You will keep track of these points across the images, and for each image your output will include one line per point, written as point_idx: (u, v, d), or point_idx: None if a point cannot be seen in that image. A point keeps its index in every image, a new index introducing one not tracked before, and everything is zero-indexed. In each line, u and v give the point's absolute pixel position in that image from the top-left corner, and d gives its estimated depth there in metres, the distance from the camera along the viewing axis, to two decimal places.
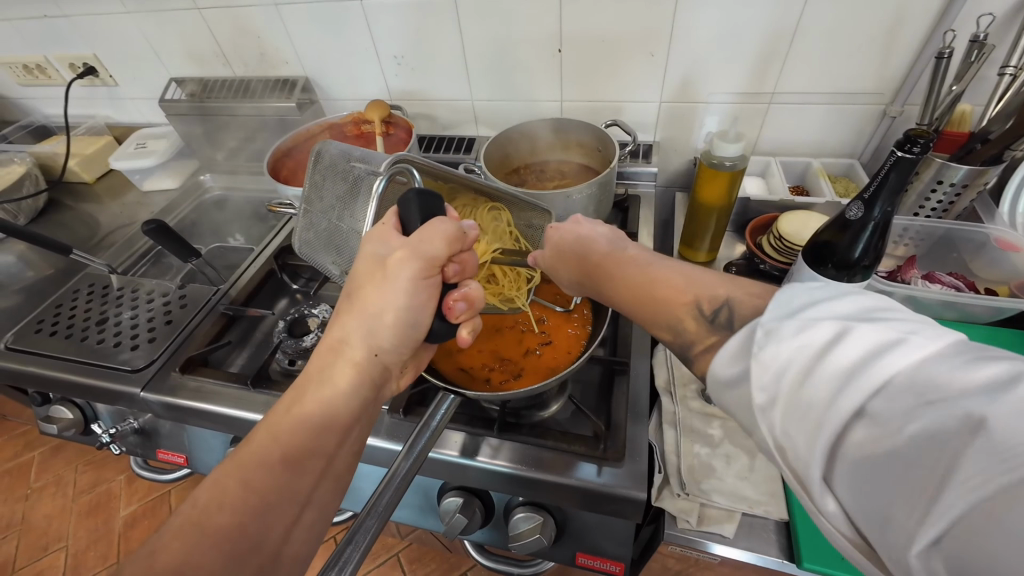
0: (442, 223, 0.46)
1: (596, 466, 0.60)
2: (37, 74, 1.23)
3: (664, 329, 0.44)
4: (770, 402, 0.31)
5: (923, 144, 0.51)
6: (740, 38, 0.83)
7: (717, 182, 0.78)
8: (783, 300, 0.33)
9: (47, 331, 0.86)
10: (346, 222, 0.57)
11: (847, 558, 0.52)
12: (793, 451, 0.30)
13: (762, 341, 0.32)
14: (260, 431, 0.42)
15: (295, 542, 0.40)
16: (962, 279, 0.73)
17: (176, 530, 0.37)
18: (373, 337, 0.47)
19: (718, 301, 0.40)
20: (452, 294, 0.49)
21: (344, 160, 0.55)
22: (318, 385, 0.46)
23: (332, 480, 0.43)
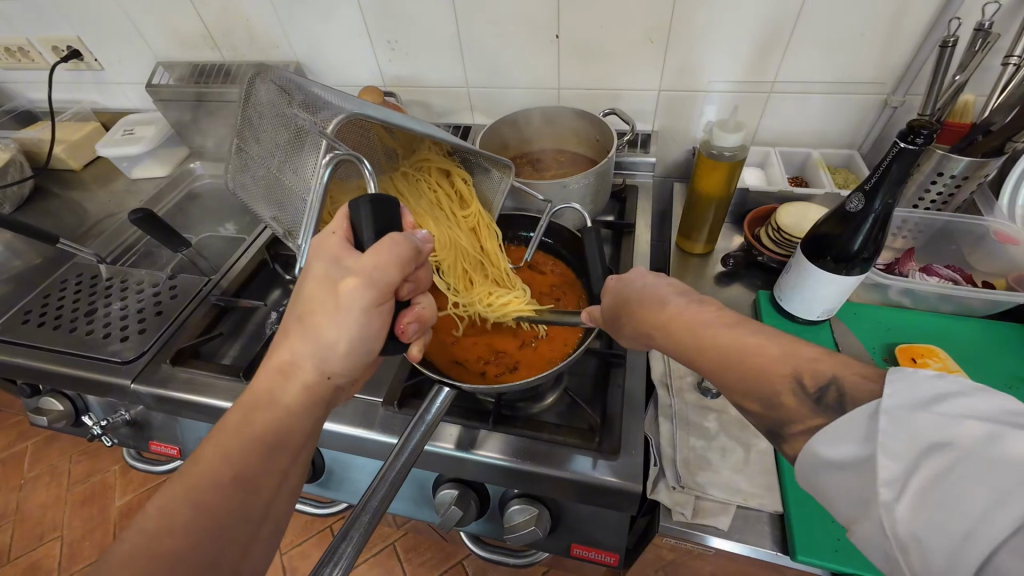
0: (395, 243, 0.45)
1: (592, 459, 0.60)
2: (20, 56, 1.19)
3: (753, 399, 0.40)
4: (898, 497, 0.30)
5: (926, 135, 0.50)
6: (742, 24, 0.81)
7: (716, 173, 0.77)
8: (905, 387, 0.32)
9: (34, 322, 0.85)
10: (290, 172, 0.56)
11: (842, 550, 0.52)
12: (921, 554, 0.28)
13: (889, 432, 0.31)
14: (208, 453, 0.41)
15: (253, 556, 0.40)
16: (959, 271, 0.73)
17: (127, 555, 0.36)
18: (326, 362, 0.46)
19: (822, 376, 0.36)
20: (405, 316, 0.50)
21: (283, 103, 0.53)
22: (268, 407, 0.44)
23: (288, 494, 0.43)
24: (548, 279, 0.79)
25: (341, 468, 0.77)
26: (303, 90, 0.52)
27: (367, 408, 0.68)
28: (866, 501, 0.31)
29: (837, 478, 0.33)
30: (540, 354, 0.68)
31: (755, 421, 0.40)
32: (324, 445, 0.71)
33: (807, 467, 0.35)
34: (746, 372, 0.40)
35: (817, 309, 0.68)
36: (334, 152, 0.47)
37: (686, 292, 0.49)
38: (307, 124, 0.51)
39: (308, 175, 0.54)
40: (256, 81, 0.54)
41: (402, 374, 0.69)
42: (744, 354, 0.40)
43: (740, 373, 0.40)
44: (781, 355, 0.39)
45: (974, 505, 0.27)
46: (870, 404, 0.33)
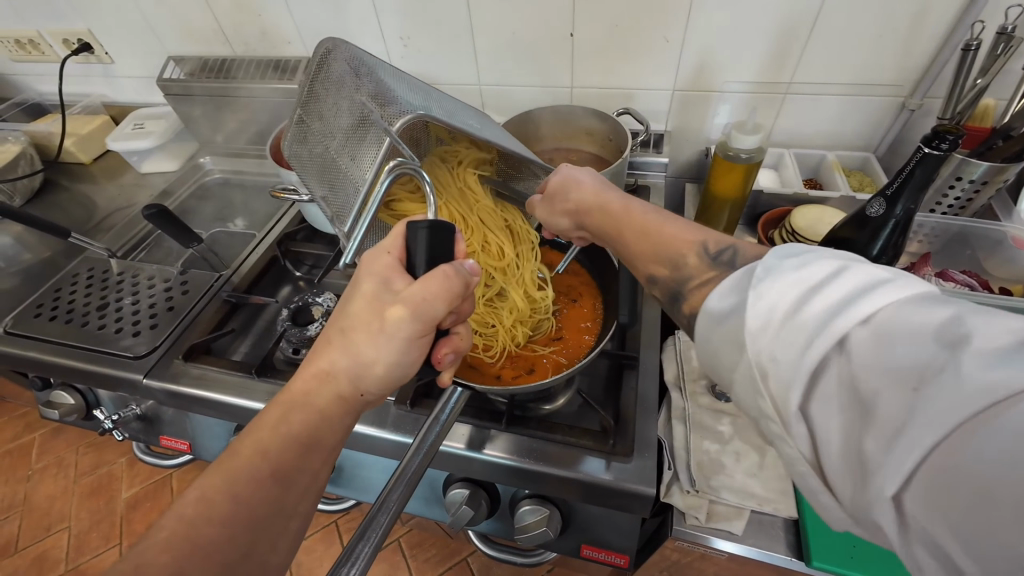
0: (447, 276, 0.45)
1: (604, 461, 0.60)
2: (30, 49, 1.19)
3: (662, 264, 0.43)
4: (761, 325, 0.30)
5: (952, 140, 0.51)
6: (760, 24, 0.80)
7: (732, 175, 0.77)
8: (783, 248, 0.34)
9: (47, 316, 0.85)
10: (347, 158, 0.52)
11: (856, 556, 0.52)
12: (775, 375, 0.29)
13: (761, 276, 0.32)
14: (246, 445, 0.42)
15: (280, 554, 0.40)
16: (975, 277, 0.73)
17: (161, 543, 0.36)
18: (361, 378, 0.46)
19: (724, 244, 0.41)
20: (444, 346, 0.50)
21: (354, 88, 0.52)
22: (303, 407, 0.44)
23: (317, 492, 0.44)
24: (569, 279, 0.80)
25: (352, 465, 0.77)
26: (374, 78, 0.53)
27: (378, 408, 0.68)
28: (737, 343, 0.32)
29: (720, 328, 0.34)
30: (554, 361, 0.68)
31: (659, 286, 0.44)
32: None
33: (703, 329, 0.35)
34: (664, 244, 0.44)
35: None
36: (397, 160, 0.47)
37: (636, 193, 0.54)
38: (374, 112, 0.51)
39: (369, 165, 0.52)
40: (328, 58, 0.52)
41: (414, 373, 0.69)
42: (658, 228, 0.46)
43: (655, 243, 0.45)
44: (694, 230, 0.44)
45: (824, 320, 0.28)
46: (743, 270, 0.35)
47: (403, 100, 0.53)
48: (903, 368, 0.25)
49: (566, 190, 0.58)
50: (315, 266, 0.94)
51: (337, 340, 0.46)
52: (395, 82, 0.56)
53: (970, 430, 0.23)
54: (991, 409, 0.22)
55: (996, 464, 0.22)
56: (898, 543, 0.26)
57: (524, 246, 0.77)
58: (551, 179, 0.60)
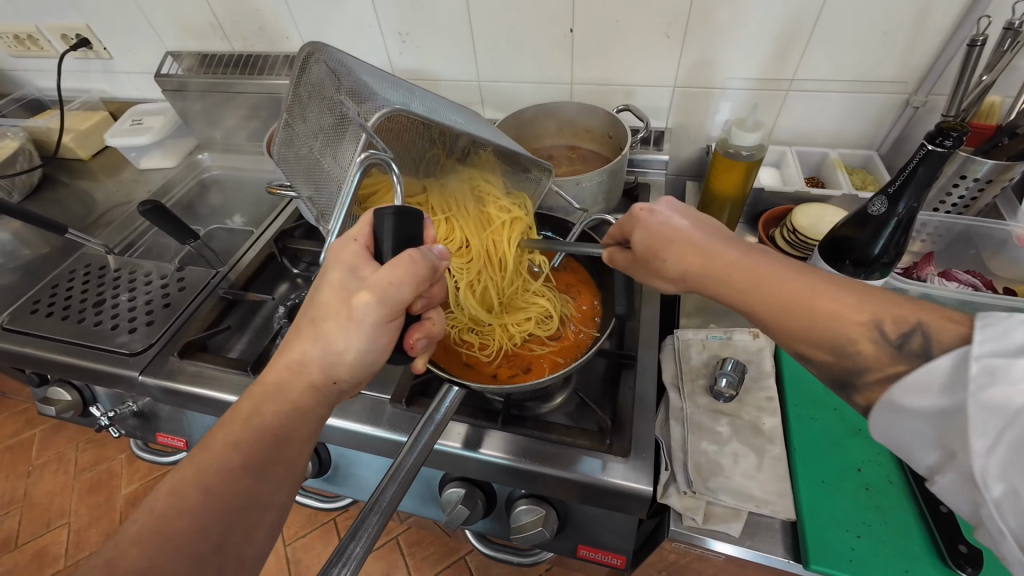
0: (412, 262, 0.45)
1: (600, 462, 0.59)
2: (29, 45, 1.19)
3: (824, 350, 0.43)
4: (991, 448, 0.32)
5: (956, 138, 0.50)
6: (762, 20, 0.79)
7: (733, 173, 0.76)
8: (1000, 336, 0.33)
9: (44, 312, 0.85)
10: (330, 157, 0.53)
11: (856, 560, 0.51)
12: (1011, 500, 0.32)
13: (981, 383, 0.33)
14: (218, 438, 0.42)
15: (255, 545, 0.40)
16: (979, 277, 0.72)
17: (134, 536, 0.37)
18: (333, 366, 0.46)
19: (905, 324, 0.39)
20: (414, 332, 0.49)
21: (331, 86, 0.51)
22: (276, 398, 0.45)
23: (294, 483, 0.44)
24: (569, 278, 0.79)
25: (348, 464, 0.77)
26: (353, 77, 0.52)
27: (373, 405, 0.67)
28: (954, 450, 0.35)
29: (919, 425, 0.37)
30: (551, 359, 0.68)
31: (819, 367, 0.44)
32: (330, 442, 0.71)
33: (888, 417, 0.39)
34: (815, 321, 0.43)
35: None
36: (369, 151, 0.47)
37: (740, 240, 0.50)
38: (351, 109, 0.49)
39: (350, 162, 0.52)
40: (308, 57, 0.50)
41: (410, 372, 0.68)
42: (815, 299, 0.43)
43: (815, 320, 0.42)
44: (856, 304, 0.42)
45: None
46: (951, 356, 0.36)
47: (381, 97, 0.52)
48: None
49: (666, 244, 0.52)
50: (313, 263, 0.94)
51: (312, 335, 0.46)
52: (376, 81, 0.55)
53: None
54: None
55: None
56: None
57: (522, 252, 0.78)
58: (639, 239, 0.55)
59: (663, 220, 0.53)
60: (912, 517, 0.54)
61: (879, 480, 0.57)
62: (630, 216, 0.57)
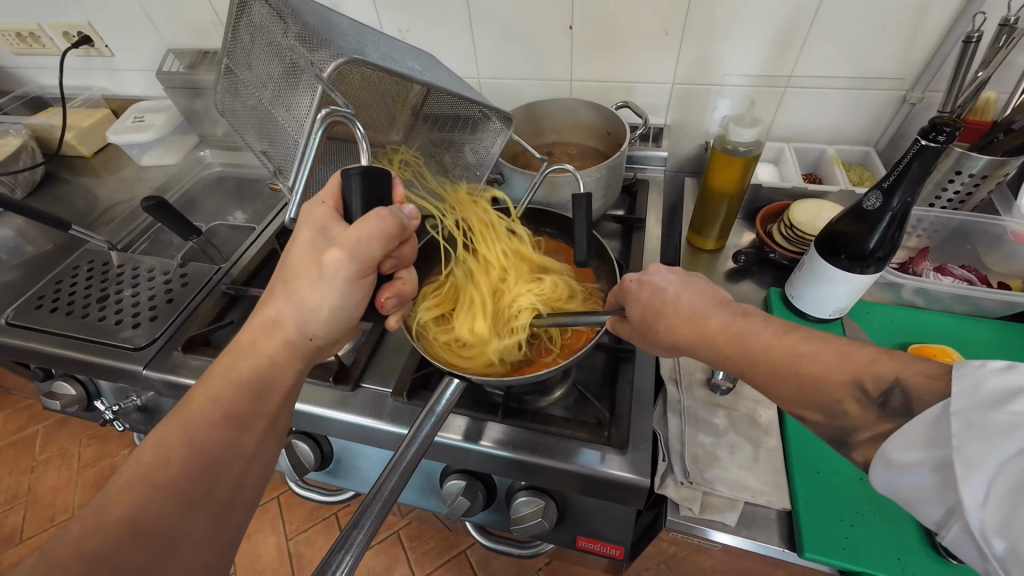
0: (381, 219, 0.45)
1: (599, 452, 0.60)
2: (31, 42, 1.20)
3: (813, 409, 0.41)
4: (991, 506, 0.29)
5: (949, 133, 0.50)
6: (762, 16, 0.79)
7: (731, 168, 0.77)
8: (973, 387, 0.32)
9: (49, 307, 0.86)
10: (282, 109, 0.55)
11: (850, 549, 0.52)
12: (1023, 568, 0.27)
13: (962, 434, 0.31)
14: (197, 395, 0.45)
15: (245, 493, 0.44)
16: (975, 272, 0.72)
17: (122, 486, 0.38)
18: (308, 324, 0.48)
19: (884, 379, 0.38)
20: (385, 292, 0.50)
21: (276, 30, 0.50)
22: (251, 354, 0.47)
23: (275, 436, 0.47)
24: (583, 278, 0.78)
25: (350, 457, 0.78)
26: (299, 15, 0.49)
27: (375, 398, 0.68)
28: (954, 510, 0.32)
29: (913, 481, 0.34)
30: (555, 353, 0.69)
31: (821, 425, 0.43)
32: (330, 434, 0.72)
33: (886, 477, 0.36)
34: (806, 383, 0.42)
35: (828, 308, 0.68)
36: (329, 109, 0.47)
37: (731, 303, 0.50)
38: (301, 57, 0.49)
39: (305, 114, 0.54)
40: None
41: (411, 365, 0.69)
42: (801, 361, 0.42)
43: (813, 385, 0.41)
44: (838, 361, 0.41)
45: None
46: (938, 405, 0.34)
47: (335, 43, 0.51)
48: None
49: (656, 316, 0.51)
50: None
51: (283, 290, 0.48)
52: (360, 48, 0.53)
53: None
54: None
55: None
56: None
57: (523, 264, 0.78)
58: (633, 311, 0.53)
59: (652, 290, 0.52)
60: (908, 507, 0.55)
61: None
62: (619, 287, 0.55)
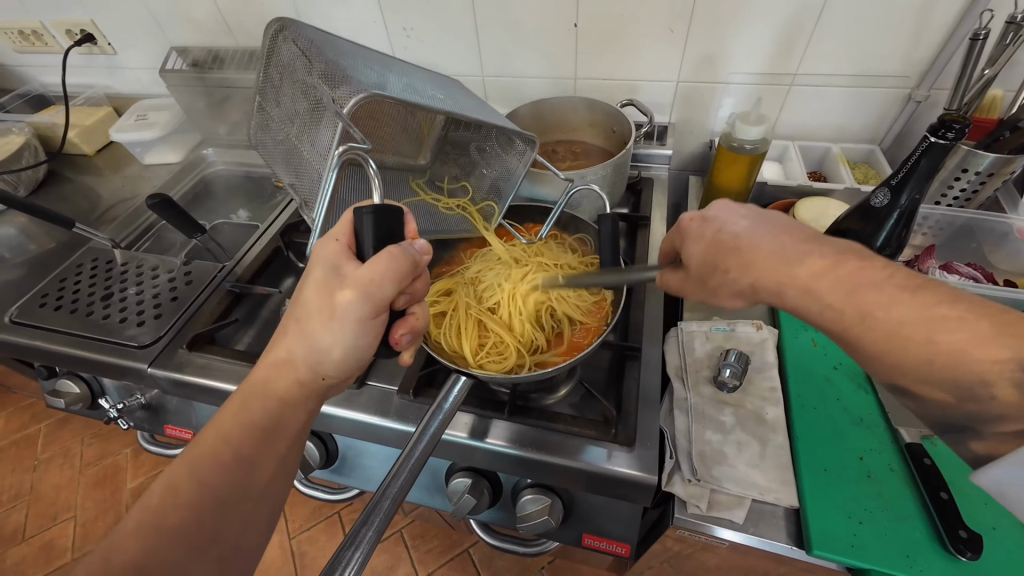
0: (391, 257, 0.43)
1: (605, 451, 0.60)
2: (34, 40, 1.19)
3: None
4: None
5: (958, 130, 0.51)
6: (767, 14, 0.79)
7: (737, 166, 0.77)
8: None
9: (53, 306, 0.85)
10: (307, 145, 0.54)
11: (858, 545, 0.52)
12: None
13: None
14: (208, 435, 0.45)
15: (250, 534, 0.43)
16: (981, 270, 0.72)
17: (130, 531, 0.40)
18: (319, 363, 0.46)
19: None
20: (398, 328, 0.48)
21: (302, 68, 0.51)
22: (264, 394, 0.46)
23: (284, 475, 0.47)
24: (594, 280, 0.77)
25: (355, 455, 0.77)
26: (324, 54, 0.50)
27: (381, 396, 0.68)
28: None
29: None
30: (571, 341, 0.70)
31: None
32: (336, 431, 0.71)
33: None
34: None
35: None
36: (345, 146, 0.48)
37: (813, 238, 0.46)
38: (323, 94, 0.49)
39: (328, 148, 0.52)
40: (277, 37, 0.49)
41: (416, 363, 0.69)
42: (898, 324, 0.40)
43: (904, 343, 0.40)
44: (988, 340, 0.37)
45: None
46: None
47: (355, 78, 0.51)
48: None
49: (722, 260, 0.48)
50: None
51: (297, 333, 0.46)
52: (353, 59, 0.54)
53: None
54: None
55: None
56: None
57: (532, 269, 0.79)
58: (693, 253, 0.51)
59: (718, 228, 0.50)
60: (915, 506, 0.55)
61: (881, 468, 0.58)
62: (679, 231, 0.54)
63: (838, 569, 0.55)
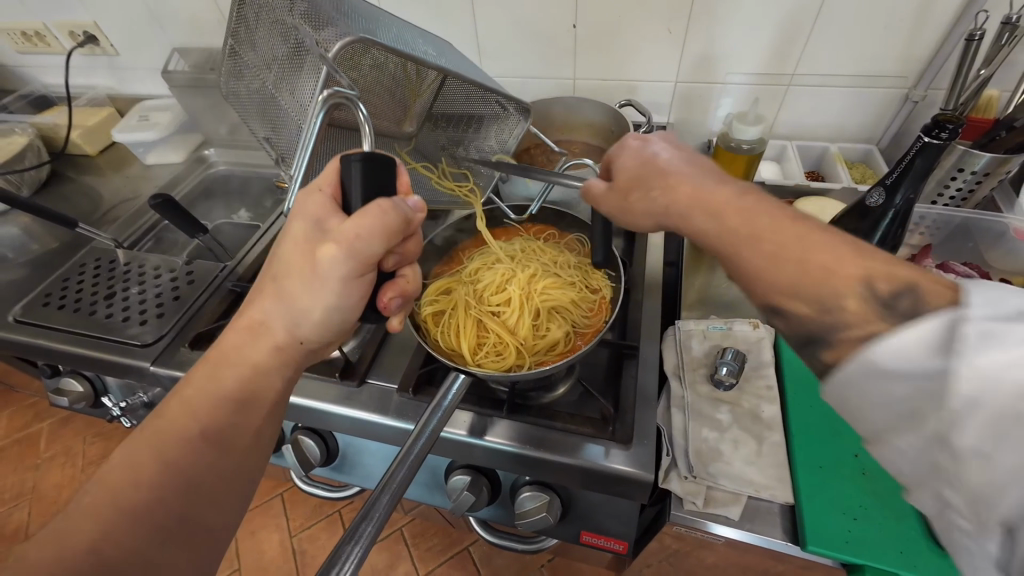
0: (380, 212, 0.43)
1: (604, 448, 0.60)
2: (36, 41, 1.20)
3: (802, 301, 0.34)
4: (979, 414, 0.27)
5: (951, 130, 0.51)
6: (764, 15, 0.80)
7: (735, 165, 0.78)
8: (993, 301, 0.28)
9: (56, 305, 0.86)
10: (285, 93, 0.56)
11: (852, 542, 0.53)
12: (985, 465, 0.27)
13: (977, 343, 0.27)
14: (174, 408, 0.44)
15: (222, 510, 0.43)
16: (976, 269, 0.73)
17: (86, 509, 0.38)
18: (297, 327, 0.47)
19: (900, 282, 0.31)
20: (387, 292, 0.50)
21: (283, 10, 0.51)
22: (236, 362, 0.47)
23: (260, 449, 0.46)
24: (593, 276, 0.78)
25: (355, 452, 0.78)
26: None
27: (381, 394, 0.69)
28: (920, 413, 0.29)
29: (894, 385, 0.30)
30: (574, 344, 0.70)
31: None
32: (336, 429, 0.72)
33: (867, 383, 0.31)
34: (808, 277, 0.34)
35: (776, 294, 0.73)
36: (330, 91, 0.45)
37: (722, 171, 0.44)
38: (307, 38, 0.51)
39: (308, 97, 0.56)
40: None
41: (416, 361, 0.70)
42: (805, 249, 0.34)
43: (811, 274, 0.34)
44: (853, 255, 0.33)
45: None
46: (939, 319, 0.29)
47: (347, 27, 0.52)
48: None
49: (647, 179, 0.46)
50: None
51: (274, 292, 0.48)
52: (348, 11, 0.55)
53: None
54: None
55: None
56: None
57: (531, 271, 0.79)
58: (624, 169, 0.49)
59: (647, 152, 0.48)
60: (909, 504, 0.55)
61: (876, 466, 0.58)
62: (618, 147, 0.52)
63: (833, 565, 0.56)
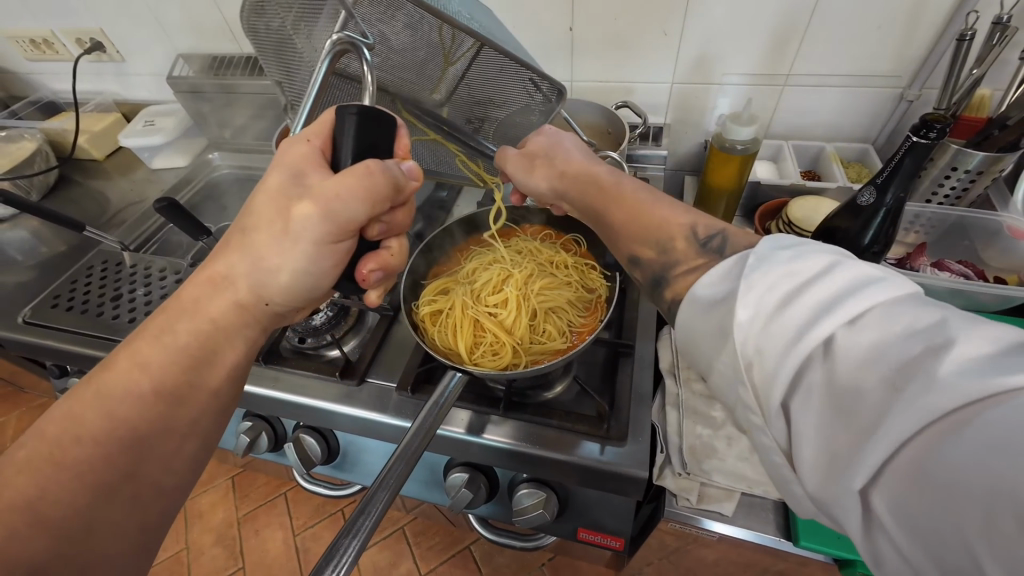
0: (368, 172, 0.44)
1: (599, 445, 0.61)
2: (45, 48, 1.23)
3: (649, 247, 0.44)
4: (753, 316, 0.31)
5: (939, 130, 0.52)
6: (758, 16, 0.81)
7: (729, 166, 0.78)
8: (778, 239, 0.35)
9: (65, 307, 0.88)
10: (302, 37, 0.59)
11: (844, 537, 0.54)
12: (761, 366, 0.31)
13: (756, 266, 0.33)
14: (122, 361, 0.43)
15: (174, 468, 0.43)
16: (971, 267, 0.73)
17: (23, 466, 0.38)
18: (263, 287, 0.46)
19: (715, 228, 0.41)
20: (367, 263, 0.50)
21: None
22: (191, 314, 0.45)
23: (217, 410, 0.46)
24: (589, 275, 0.79)
25: (356, 450, 0.79)
26: None
27: (382, 393, 0.70)
28: (724, 334, 0.33)
29: (704, 314, 0.36)
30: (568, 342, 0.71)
31: None
32: (337, 428, 0.73)
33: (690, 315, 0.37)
34: (649, 224, 0.45)
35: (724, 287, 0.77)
36: (337, 35, 0.46)
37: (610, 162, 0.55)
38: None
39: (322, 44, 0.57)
40: None
41: (415, 360, 0.71)
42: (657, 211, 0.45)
43: (650, 225, 0.45)
44: (684, 215, 0.44)
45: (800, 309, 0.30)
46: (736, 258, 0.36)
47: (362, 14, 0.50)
48: (885, 370, 0.26)
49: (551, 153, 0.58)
50: None
51: (240, 243, 0.47)
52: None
53: (946, 431, 0.24)
54: (965, 407, 0.24)
55: (955, 472, 0.23)
56: (861, 538, 0.27)
57: (529, 271, 0.80)
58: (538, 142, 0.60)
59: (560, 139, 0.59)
60: None
61: None
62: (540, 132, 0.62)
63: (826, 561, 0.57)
